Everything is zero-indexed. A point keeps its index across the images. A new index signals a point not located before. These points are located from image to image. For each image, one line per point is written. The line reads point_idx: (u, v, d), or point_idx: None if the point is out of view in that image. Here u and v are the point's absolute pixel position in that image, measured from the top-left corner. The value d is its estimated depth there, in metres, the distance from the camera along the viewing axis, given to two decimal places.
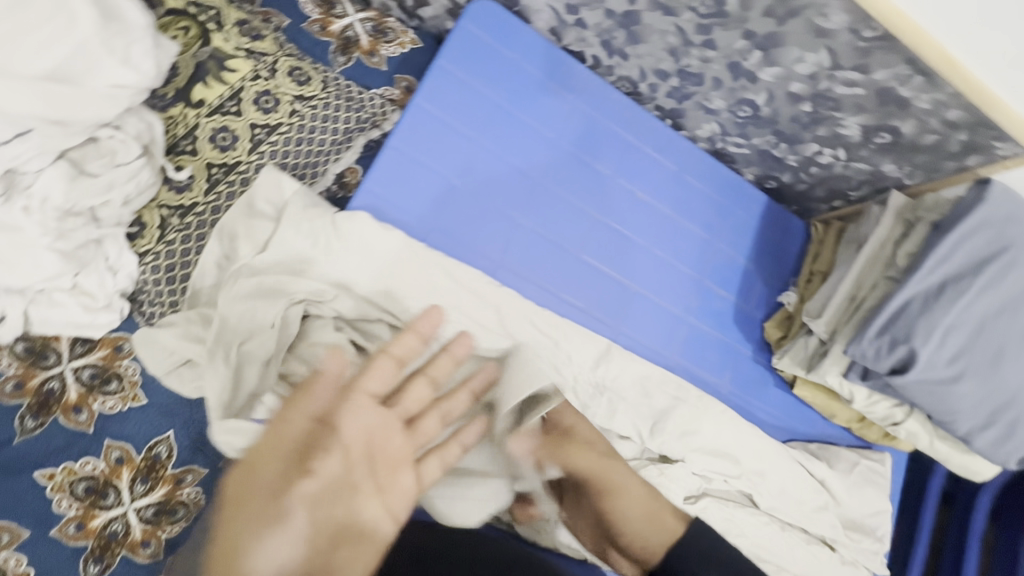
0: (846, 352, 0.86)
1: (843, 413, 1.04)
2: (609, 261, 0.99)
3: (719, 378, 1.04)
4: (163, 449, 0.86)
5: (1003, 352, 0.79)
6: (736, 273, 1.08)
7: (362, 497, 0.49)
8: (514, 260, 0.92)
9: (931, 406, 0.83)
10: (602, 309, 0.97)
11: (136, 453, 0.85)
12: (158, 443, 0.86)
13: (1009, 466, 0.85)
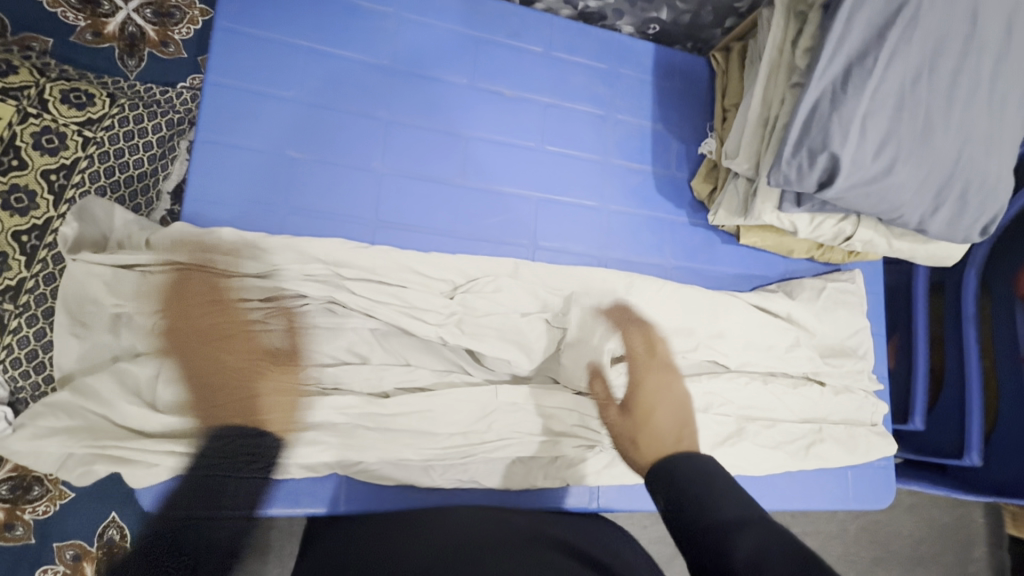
0: (770, 184, 0.76)
1: (799, 245, 0.97)
2: (497, 178, 0.88)
3: (661, 257, 0.95)
4: (114, 530, 0.83)
5: (933, 122, 0.69)
6: (646, 139, 0.97)
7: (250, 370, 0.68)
8: (392, 216, 0.82)
9: (874, 208, 0.74)
10: (507, 232, 0.88)
11: (90, 545, 0.82)
12: (107, 527, 0.82)
13: (972, 241, 0.78)
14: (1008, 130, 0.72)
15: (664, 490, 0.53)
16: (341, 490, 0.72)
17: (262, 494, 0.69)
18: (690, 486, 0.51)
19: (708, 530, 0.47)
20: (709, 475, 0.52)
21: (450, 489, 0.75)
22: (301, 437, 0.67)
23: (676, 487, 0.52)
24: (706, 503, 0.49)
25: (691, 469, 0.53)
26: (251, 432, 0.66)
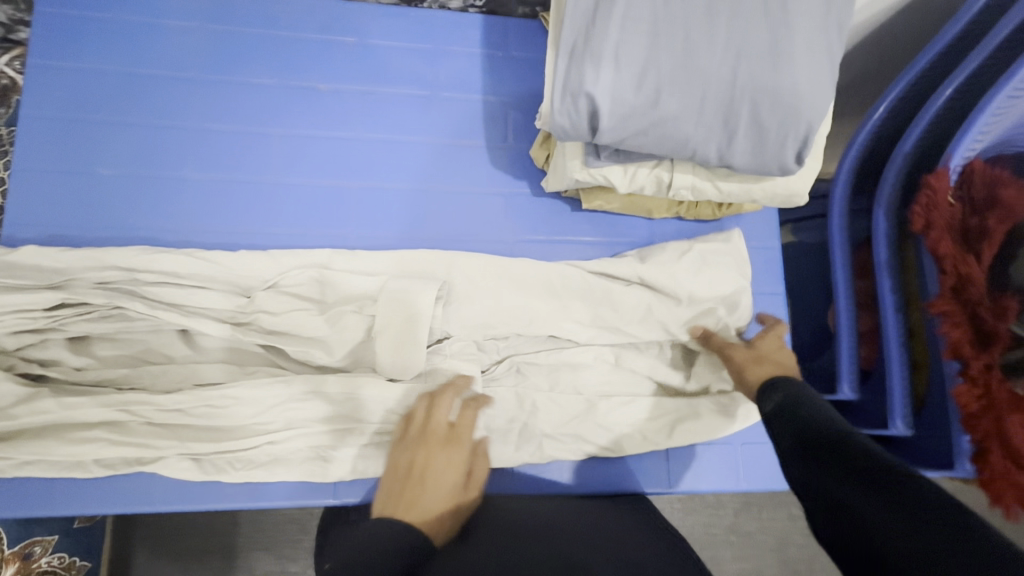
0: (554, 138, 0.70)
1: (653, 204, 0.88)
2: (313, 171, 0.88)
3: (500, 233, 0.91)
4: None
5: (695, 42, 0.62)
6: (476, 113, 0.93)
7: (440, 453, 0.68)
8: (204, 220, 0.84)
9: (660, 147, 0.66)
10: (326, 223, 0.87)
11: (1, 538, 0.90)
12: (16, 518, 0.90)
13: (792, 171, 0.68)
14: (798, 38, 0.63)
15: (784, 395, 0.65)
16: (153, 488, 0.75)
17: (80, 495, 0.73)
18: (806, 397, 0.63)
19: (820, 423, 0.58)
20: (810, 395, 0.64)
21: (258, 483, 0.76)
22: (91, 437, 0.70)
23: (794, 394, 0.64)
24: (815, 410, 0.60)
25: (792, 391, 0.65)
26: (46, 434, 0.70)
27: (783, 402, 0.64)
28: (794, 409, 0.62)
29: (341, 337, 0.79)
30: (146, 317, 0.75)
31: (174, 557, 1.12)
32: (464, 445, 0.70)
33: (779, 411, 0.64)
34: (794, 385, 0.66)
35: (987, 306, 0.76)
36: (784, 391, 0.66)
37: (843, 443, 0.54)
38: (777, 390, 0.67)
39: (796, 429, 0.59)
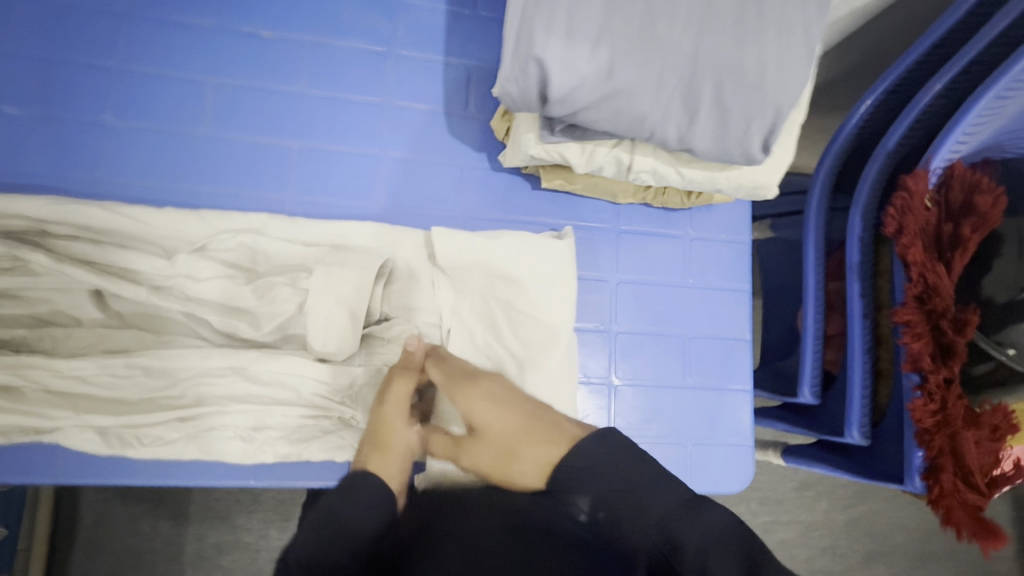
0: (502, 107, 0.63)
1: (618, 187, 0.82)
2: (252, 128, 0.80)
3: (451, 209, 0.84)
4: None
5: (659, 7, 0.56)
6: (435, 75, 0.86)
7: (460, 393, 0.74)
8: (125, 174, 0.77)
9: (616, 124, 0.60)
10: (261, 184, 0.80)
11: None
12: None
13: (757, 161, 0.62)
14: (772, 12, 0.56)
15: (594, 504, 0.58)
16: (56, 459, 0.70)
17: None
18: (608, 497, 0.57)
19: (655, 544, 0.53)
20: (642, 477, 0.58)
21: (170, 459, 0.71)
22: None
23: (598, 492, 0.58)
24: (641, 511, 0.55)
25: (580, 470, 0.61)
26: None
27: (595, 514, 0.57)
28: (616, 522, 0.56)
29: (268, 309, 0.73)
30: (52, 275, 0.69)
31: (106, 528, 1.08)
32: (478, 385, 0.74)
33: (592, 525, 0.57)
34: (619, 464, 0.60)
35: (950, 319, 0.72)
36: (581, 495, 0.59)
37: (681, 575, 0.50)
38: (578, 491, 0.59)
39: (628, 553, 0.54)
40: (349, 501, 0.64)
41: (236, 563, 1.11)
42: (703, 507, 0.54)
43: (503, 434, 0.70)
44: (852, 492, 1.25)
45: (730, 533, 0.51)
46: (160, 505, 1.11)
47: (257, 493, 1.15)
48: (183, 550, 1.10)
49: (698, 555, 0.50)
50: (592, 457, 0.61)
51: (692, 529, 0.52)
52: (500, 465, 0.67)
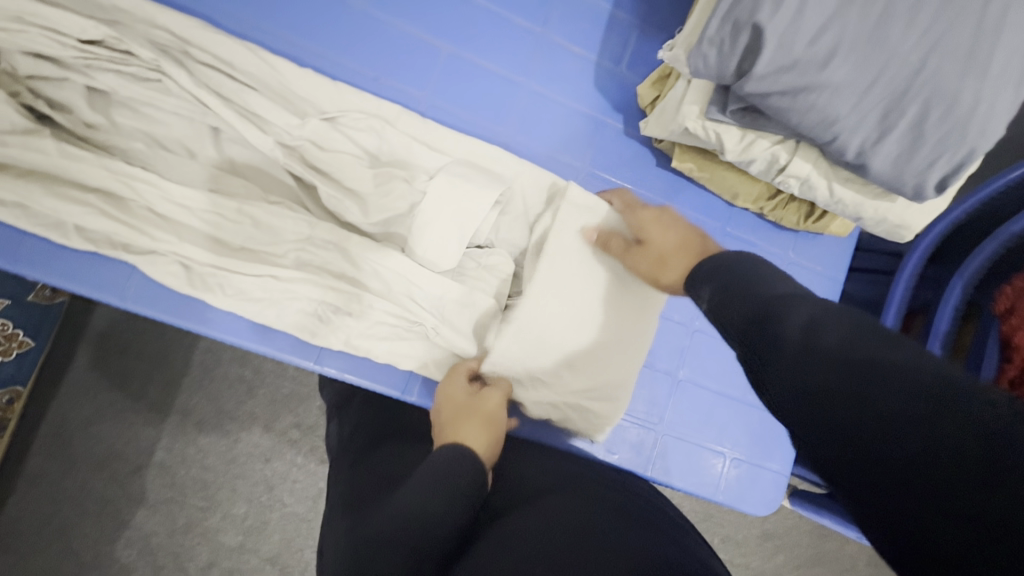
0: (689, 69, 0.61)
1: (744, 188, 0.80)
2: (407, 18, 0.78)
3: (573, 159, 0.82)
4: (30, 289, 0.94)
5: (891, 14, 0.55)
6: (597, 24, 0.83)
7: (647, 212, 0.69)
8: (273, 21, 0.74)
9: (802, 118, 0.59)
10: (399, 76, 0.77)
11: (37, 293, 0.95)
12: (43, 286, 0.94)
13: (923, 199, 0.61)
14: (1001, 53, 0.55)
15: (717, 288, 0.46)
16: (130, 283, 0.68)
17: (47, 259, 0.65)
18: (737, 280, 0.45)
19: (759, 312, 0.41)
20: (748, 265, 0.46)
21: (245, 318, 0.69)
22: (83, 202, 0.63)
23: (729, 281, 0.45)
24: (748, 295, 0.43)
25: (740, 270, 0.46)
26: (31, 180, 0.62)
27: (715, 298, 0.46)
28: (727, 301, 0.44)
29: (379, 200, 0.71)
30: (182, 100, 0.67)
31: (118, 370, 1.08)
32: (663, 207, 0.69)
33: (712, 308, 0.46)
34: (733, 260, 0.47)
35: None
36: (704, 279, 0.48)
37: (780, 345, 0.38)
38: (701, 283, 0.48)
39: (734, 324, 0.43)
40: (440, 477, 0.51)
41: (213, 446, 1.10)
42: (804, 303, 0.40)
43: (661, 242, 0.65)
44: (808, 553, 1.31)
45: (845, 313, 0.38)
46: (155, 367, 1.09)
47: (253, 386, 1.13)
48: (164, 420, 1.08)
49: (803, 326, 0.38)
50: (716, 258, 0.49)
51: (795, 307, 0.40)
52: (654, 269, 0.64)
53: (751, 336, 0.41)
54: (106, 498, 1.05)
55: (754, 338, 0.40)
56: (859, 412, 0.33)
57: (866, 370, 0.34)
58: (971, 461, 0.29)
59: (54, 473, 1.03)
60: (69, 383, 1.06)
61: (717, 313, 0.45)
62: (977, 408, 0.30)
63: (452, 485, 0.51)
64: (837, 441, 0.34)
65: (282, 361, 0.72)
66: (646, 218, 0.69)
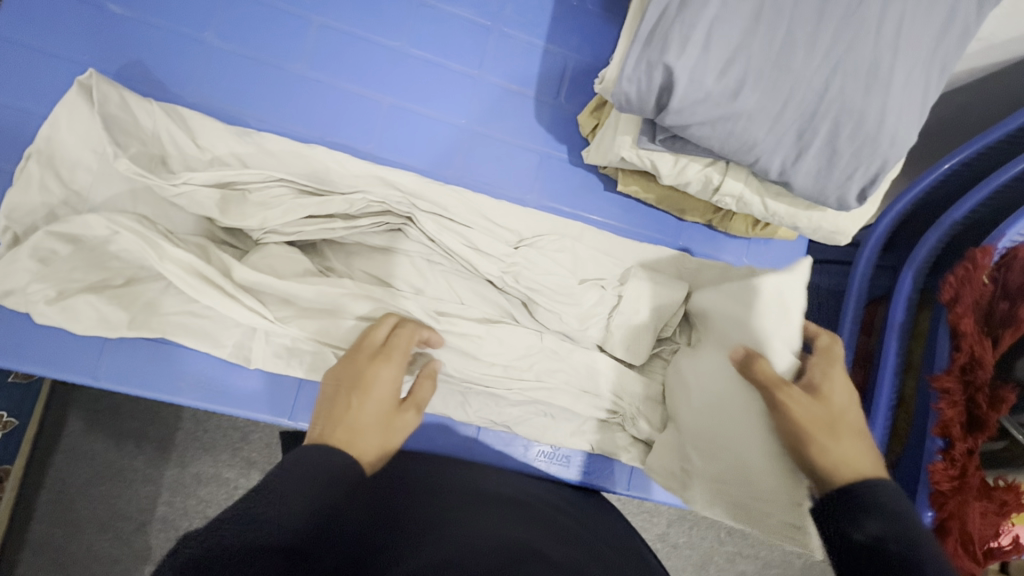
0: (613, 105, 0.64)
1: (690, 204, 0.82)
2: (346, 75, 0.80)
3: (524, 195, 0.85)
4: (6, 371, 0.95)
5: (792, 41, 0.57)
6: (532, 60, 0.86)
7: (831, 443, 0.56)
8: (217, 95, 0.77)
9: (724, 144, 0.61)
10: (345, 131, 0.80)
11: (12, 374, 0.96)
12: None
13: (849, 208, 0.64)
14: (900, 66, 0.58)
15: (886, 526, 0.46)
16: (101, 361, 0.70)
17: (20, 346, 0.68)
18: (905, 537, 0.45)
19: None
20: (920, 524, 0.46)
21: (222, 364, 0.73)
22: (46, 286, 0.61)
23: (892, 526, 0.46)
24: (924, 559, 0.43)
25: (889, 509, 0.48)
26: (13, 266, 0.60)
27: (879, 531, 0.46)
28: (892, 553, 0.45)
29: None
30: (142, 179, 0.65)
31: (108, 435, 1.09)
32: (846, 430, 0.57)
33: (869, 553, 0.46)
34: (889, 504, 0.48)
35: (986, 393, 0.75)
36: (869, 515, 0.48)
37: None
38: (867, 512, 0.48)
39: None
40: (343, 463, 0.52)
41: (214, 496, 1.11)
42: None
43: (836, 426, 0.57)
44: None
45: None
46: (148, 425, 1.11)
47: (247, 432, 1.15)
48: (161, 477, 1.10)
49: None
50: (873, 489, 0.49)
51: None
52: (797, 440, 0.58)
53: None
54: (113, 558, 1.06)
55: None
56: None
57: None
58: None
59: (58, 541, 1.05)
60: (64, 452, 1.08)
61: (860, 552, 0.46)
62: None
63: (326, 478, 0.49)
64: None
65: (256, 419, 0.74)
66: (830, 452, 0.55)
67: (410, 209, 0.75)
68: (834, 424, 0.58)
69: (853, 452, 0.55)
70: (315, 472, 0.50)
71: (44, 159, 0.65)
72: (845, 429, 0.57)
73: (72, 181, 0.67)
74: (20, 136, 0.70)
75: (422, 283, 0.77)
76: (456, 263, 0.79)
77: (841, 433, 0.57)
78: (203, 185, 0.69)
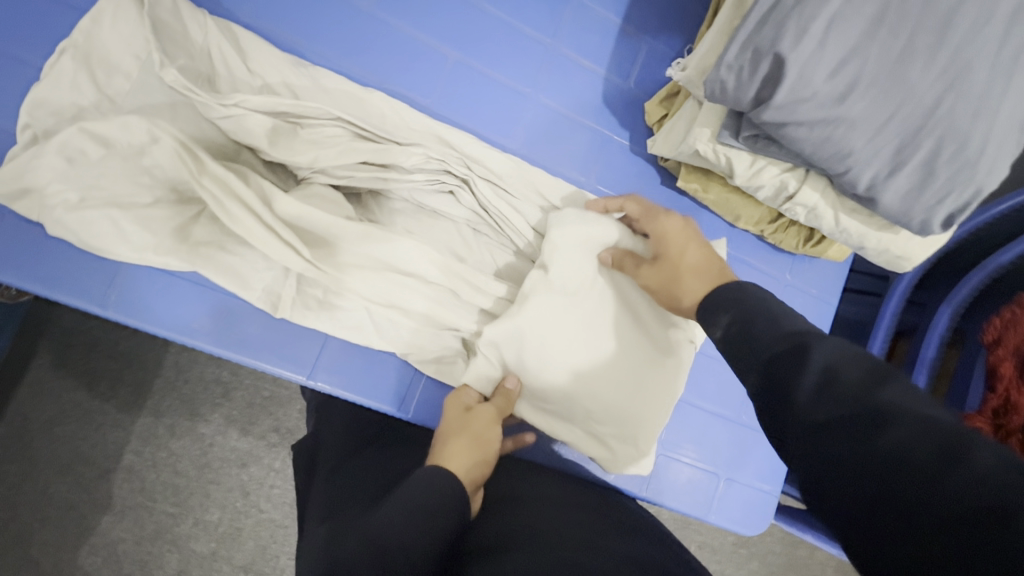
0: (704, 93, 0.60)
1: (749, 211, 0.80)
2: (415, 23, 0.75)
3: (579, 176, 0.81)
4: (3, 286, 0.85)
5: (911, 52, 0.55)
6: (607, 38, 0.82)
7: (685, 283, 0.54)
8: (274, 19, 0.70)
9: (817, 150, 0.59)
10: (406, 81, 0.75)
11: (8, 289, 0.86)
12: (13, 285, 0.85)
13: (929, 233, 0.63)
14: (1011, 96, 0.56)
15: (734, 317, 0.45)
16: (111, 289, 0.63)
17: (22, 260, 0.61)
18: (758, 318, 0.43)
19: (775, 348, 0.40)
20: (777, 307, 0.44)
21: (244, 310, 0.67)
22: (67, 188, 0.57)
23: (747, 311, 0.44)
24: (765, 328, 0.42)
25: (752, 301, 0.45)
26: (42, 161, 0.56)
27: (730, 327, 0.44)
28: (745, 334, 0.43)
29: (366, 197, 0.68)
30: (190, 92, 0.61)
31: (83, 372, 1.02)
32: (676, 266, 0.57)
33: (727, 342, 0.44)
34: (746, 292, 0.46)
35: (1018, 438, 0.75)
36: (719, 309, 0.46)
37: (792, 383, 0.37)
38: (720, 308, 0.46)
39: (751, 360, 0.41)
40: (438, 488, 0.49)
41: (186, 450, 1.05)
42: (843, 370, 0.36)
43: (680, 259, 0.57)
44: (783, 560, 1.33)
45: (865, 355, 0.37)
46: (126, 367, 1.04)
47: (230, 388, 1.08)
48: (133, 423, 1.03)
49: (821, 375, 0.36)
50: (729, 287, 0.47)
51: (811, 357, 0.37)
52: (665, 289, 0.57)
53: (770, 373, 0.39)
54: (69, 503, 0.99)
55: (770, 372, 0.39)
56: (887, 452, 0.32)
57: (870, 422, 0.33)
58: (935, 508, 0.30)
59: (12, 477, 0.97)
60: (34, 382, 1.00)
61: (720, 349, 0.45)
62: (921, 424, 0.32)
63: (439, 509, 0.48)
64: (858, 508, 0.32)
65: (275, 374, 0.69)
66: (685, 293, 0.54)
67: (466, 172, 0.71)
68: (677, 269, 0.56)
69: (695, 284, 0.54)
70: (427, 505, 0.47)
71: (83, 57, 0.60)
72: (682, 265, 0.56)
73: (107, 86, 0.61)
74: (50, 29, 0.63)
75: (467, 252, 0.73)
76: (503, 238, 0.75)
77: (691, 260, 0.56)
78: (255, 110, 0.64)
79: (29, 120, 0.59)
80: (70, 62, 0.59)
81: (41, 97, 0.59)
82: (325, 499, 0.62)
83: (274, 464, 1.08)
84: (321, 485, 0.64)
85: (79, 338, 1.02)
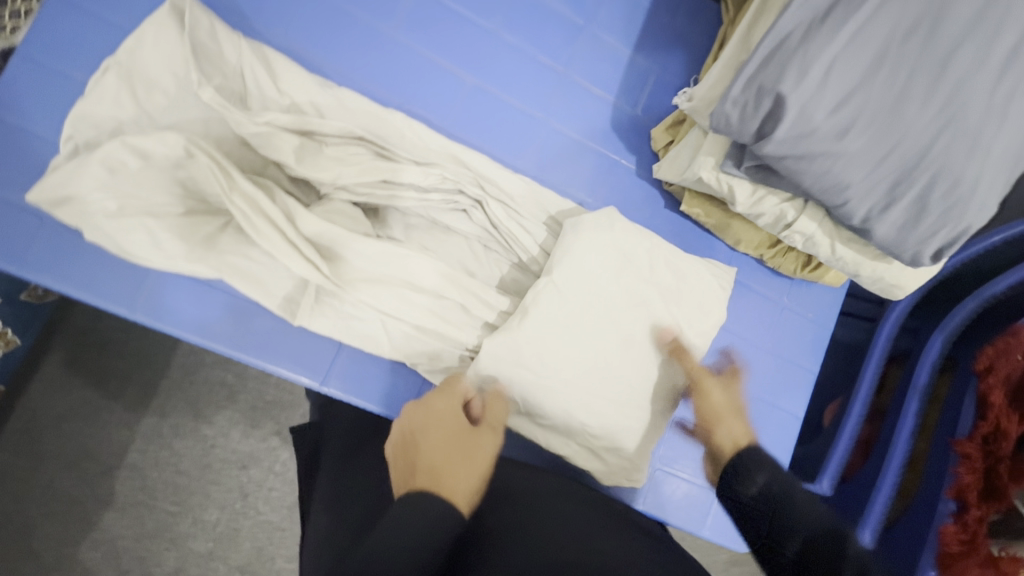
0: (709, 125, 0.64)
1: (749, 236, 0.83)
2: (435, 48, 0.79)
3: (586, 197, 0.84)
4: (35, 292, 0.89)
5: (906, 95, 0.58)
6: (617, 67, 0.86)
7: (724, 426, 0.65)
8: (302, 41, 0.74)
9: (816, 183, 0.62)
10: (423, 103, 0.78)
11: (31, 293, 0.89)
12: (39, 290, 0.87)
13: (921, 265, 0.65)
14: (1001, 138, 0.60)
15: (770, 478, 0.55)
16: (139, 294, 0.66)
17: (56, 263, 0.64)
18: (798, 499, 0.53)
19: (813, 535, 0.49)
20: (807, 492, 0.53)
21: (262, 317, 0.70)
22: (104, 198, 0.60)
23: (788, 490, 0.53)
24: (805, 514, 0.51)
25: (780, 477, 0.55)
26: (78, 170, 0.59)
27: (769, 488, 0.54)
28: (787, 510, 0.52)
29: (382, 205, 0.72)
30: (224, 110, 0.64)
31: (94, 371, 1.04)
32: (723, 411, 0.67)
33: (764, 502, 0.54)
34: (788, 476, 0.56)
35: (1007, 464, 0.76)
36: (758, 469, 0.57)
37: (833, 559, 0.46)
38: (751, 469, 0.57)
39: (793, 528, 0.50)
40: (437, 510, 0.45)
41: (190, 450, 1.07)
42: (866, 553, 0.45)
43: (720, 404, 0.68)
44: None
45: None
46: (136, 367, 1.06)
47: (236, 391, 1.11)
48: (139, 423, 1.05)
49: (854, 558, 0.45)
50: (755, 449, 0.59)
51: (845, 543, 0.47)
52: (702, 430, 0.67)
53: (808, 549, 0.48)
54: (73, 499, 1.01)
55: (807, 554, 0.48)
56: None
57: None
58: None
59: (20, 471, 1.00)
60: (48, 378, 1.03)
61: (748, 506, 0.55)
62: None
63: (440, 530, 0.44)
64: None
65: (289, 380, 0.71)
66: (721, 435, 0.64)
67: (481, 192, 0.75)
68: (723, 411, 0.67)
69: (733, 428, 0.64)
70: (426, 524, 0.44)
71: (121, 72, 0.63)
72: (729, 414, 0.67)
73: (144, 100, 0.64)
74: (102, 49, 0.69)
75: (475, 266, 0.76)
76: (511, 254, 0.78)
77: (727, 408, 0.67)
78: (283, 127, 0.68)
79: (71, 132, 0.62)
80: (110, 78, 0.63)
81: (84, 111, 0.62)
82: (334, 494, 0.64)
83: (275, 466, 1.10)
84: (327, 486, 0.66)
85: (93, 337, 1.05)
